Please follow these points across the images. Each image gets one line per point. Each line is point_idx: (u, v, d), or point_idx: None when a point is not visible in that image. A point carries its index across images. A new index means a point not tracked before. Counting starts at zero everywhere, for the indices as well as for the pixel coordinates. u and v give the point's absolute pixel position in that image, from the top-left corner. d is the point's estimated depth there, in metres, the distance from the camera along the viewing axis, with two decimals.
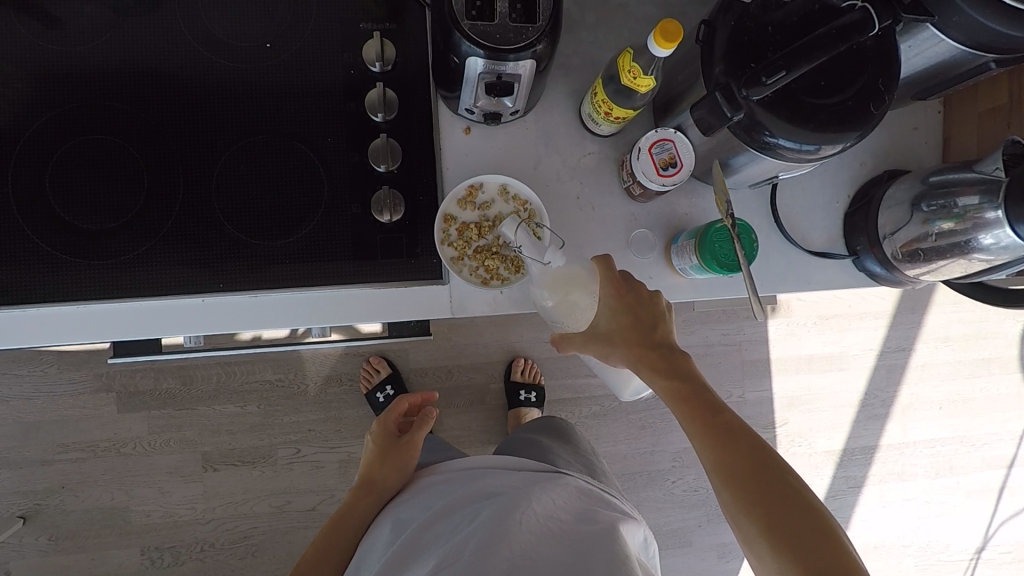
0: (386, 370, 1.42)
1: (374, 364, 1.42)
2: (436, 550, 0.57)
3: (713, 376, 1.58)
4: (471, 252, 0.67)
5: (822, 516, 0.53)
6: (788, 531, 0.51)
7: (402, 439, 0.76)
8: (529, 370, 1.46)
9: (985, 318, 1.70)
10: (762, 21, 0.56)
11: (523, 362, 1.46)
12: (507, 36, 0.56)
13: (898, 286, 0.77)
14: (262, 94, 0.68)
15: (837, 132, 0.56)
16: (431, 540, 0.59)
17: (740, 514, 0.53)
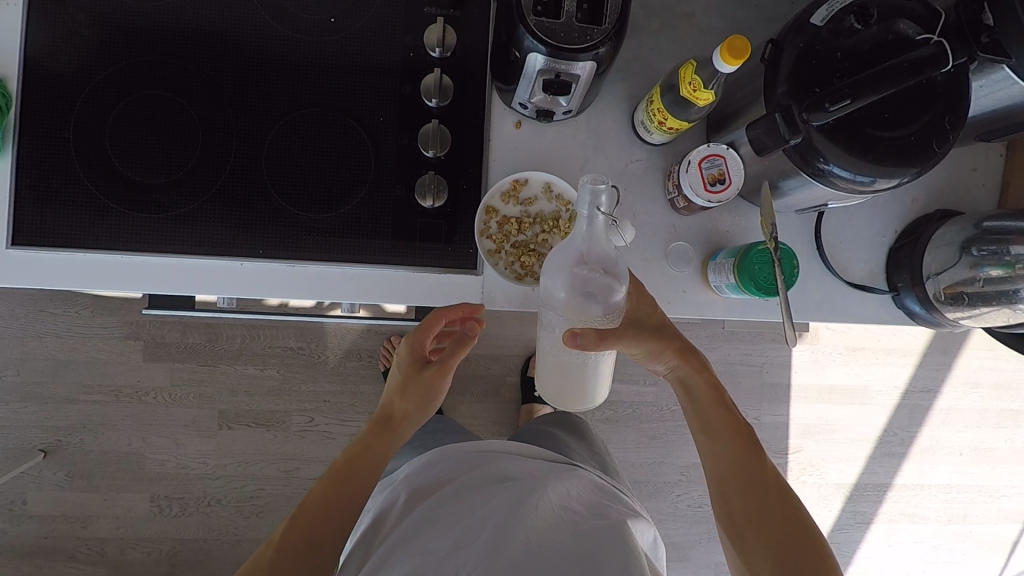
0: None
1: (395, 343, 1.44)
2: (452, 527, 0.57)
3: (730, 395, 1.57)
4: (509, 247, 0.67)
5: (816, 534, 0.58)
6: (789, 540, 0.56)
7: (432, 366, 0.68)
8: None
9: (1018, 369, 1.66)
10: (832, 45, 0.55)
11: None
12: (571, 36, 0.56)
13: (936, 328, 0.75)
14: (321, 68, 0.69)
15: (894, 166, 0.55)
16: (446, 514, 0.59)
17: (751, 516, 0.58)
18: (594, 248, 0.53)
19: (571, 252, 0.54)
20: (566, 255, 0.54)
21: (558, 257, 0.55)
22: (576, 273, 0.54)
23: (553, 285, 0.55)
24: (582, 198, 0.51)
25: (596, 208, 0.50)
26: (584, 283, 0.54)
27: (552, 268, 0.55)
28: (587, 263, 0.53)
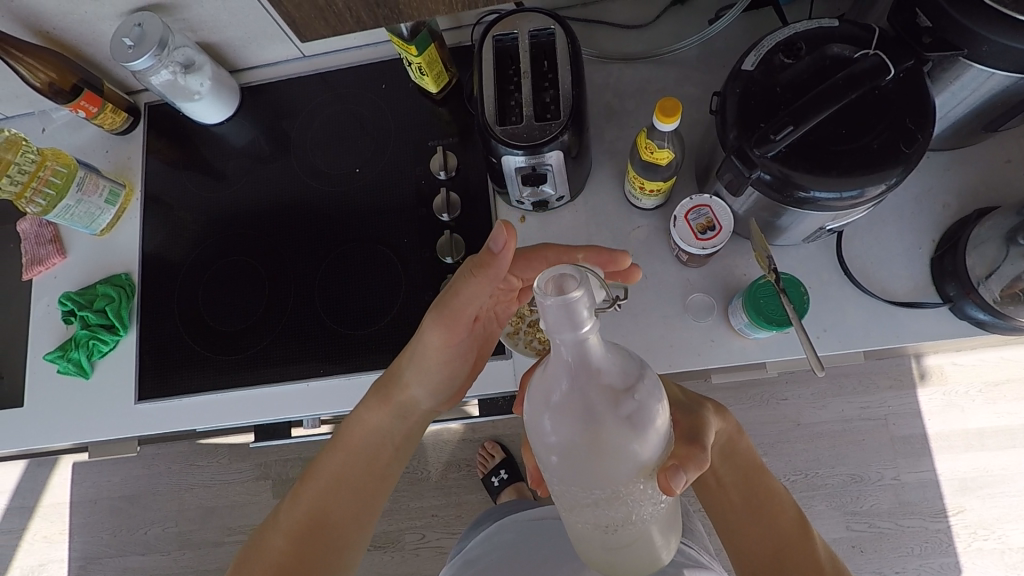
0: (500, 455, 1.48)
1: (489, 449, 1.50)
2: None
3: (858, 456, 1.41)
4: (525, 326, 0.72)
5: None
6: None
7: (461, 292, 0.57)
8: None
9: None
10: (769, 84, 0.58)
11: None
12: (533, 134, 0.65)
13: (1015, 334, 0.67)
14: (353, 209, 0.84)
15: (870, 176, 0.55)
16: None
17: None
18: (603, 371, 0.42)
19: (581, 399, 0.42)
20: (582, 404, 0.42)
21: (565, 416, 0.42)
22: (608, 413, 0.42)
23: (581, 454, 0.42)
24: (555, 330, 0.38)
25: (585, 328, 0.38)
26: (623, 421, 0.42)
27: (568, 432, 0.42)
28: (610, 395, 0.42)
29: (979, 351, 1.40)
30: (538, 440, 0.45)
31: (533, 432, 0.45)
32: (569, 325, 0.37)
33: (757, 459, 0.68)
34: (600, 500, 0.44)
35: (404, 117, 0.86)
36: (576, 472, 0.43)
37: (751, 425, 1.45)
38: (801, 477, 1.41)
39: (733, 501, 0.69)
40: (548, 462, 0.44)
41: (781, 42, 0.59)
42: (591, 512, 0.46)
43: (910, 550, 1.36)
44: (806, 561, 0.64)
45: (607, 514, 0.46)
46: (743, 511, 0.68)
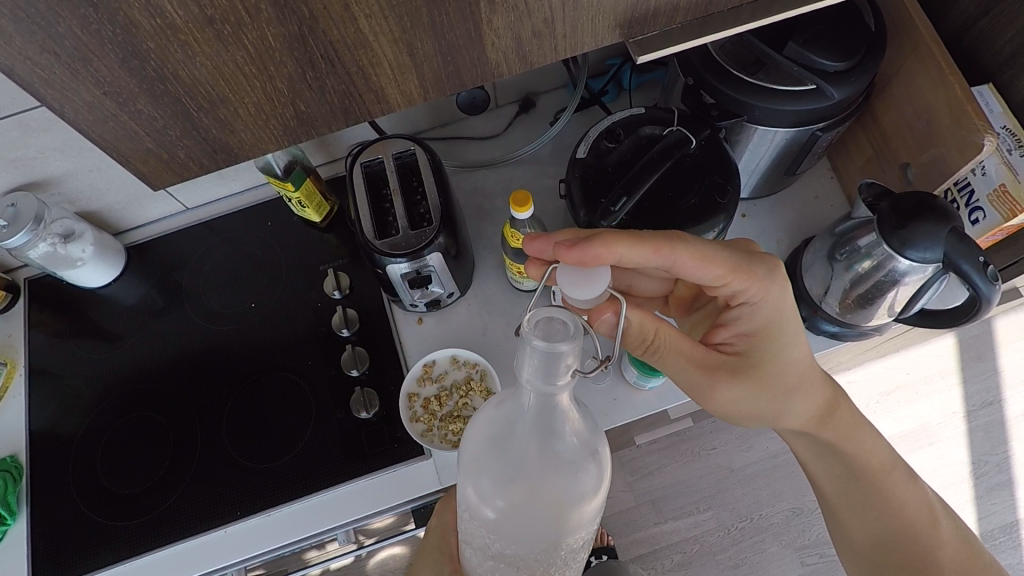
0: None
1: None
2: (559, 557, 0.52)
3: (793, 487, 1.46)
4: (438, 422, 0.74)
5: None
6: None
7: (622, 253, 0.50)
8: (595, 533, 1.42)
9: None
10: (600, 167, 0.68)
11: None
12: (411, 242, 0.70)
13: (863, 337, 0.78)
14: (253, 341, 0.85)
15: (700, 226, 0.65)
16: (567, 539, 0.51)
17: None
18: (567, 430, 0.45)
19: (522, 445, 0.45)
20: (541, 460, 0.45)
21: (504, 476, 0.46)
22: (535, 447, 0.45)
23: (524, 517, 0.46)
24: (531, 373, 0.41)
25: (564, 380, 0.42)
26: (552, 455, 0.45)
27: (508, 492, 0.46)
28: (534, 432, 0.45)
29: (866, 366, 1.53)
30: (463, 486, 0.48)
31: (467, 488, 0.48)
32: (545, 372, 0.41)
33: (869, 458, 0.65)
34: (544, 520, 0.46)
35: (293, 248, 0.90)
36: (512, 533, 0.48)
37: (689, 481, 1.48)
38: (749, 522, 1.44)
39: (834, 495, 0.68)
40: (513, 500, 0.46)
41: (603, 131, 0.70)
42: (519, 559, 0.50)
43: None
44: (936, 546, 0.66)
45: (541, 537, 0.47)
46: (847, 504, 0.67)
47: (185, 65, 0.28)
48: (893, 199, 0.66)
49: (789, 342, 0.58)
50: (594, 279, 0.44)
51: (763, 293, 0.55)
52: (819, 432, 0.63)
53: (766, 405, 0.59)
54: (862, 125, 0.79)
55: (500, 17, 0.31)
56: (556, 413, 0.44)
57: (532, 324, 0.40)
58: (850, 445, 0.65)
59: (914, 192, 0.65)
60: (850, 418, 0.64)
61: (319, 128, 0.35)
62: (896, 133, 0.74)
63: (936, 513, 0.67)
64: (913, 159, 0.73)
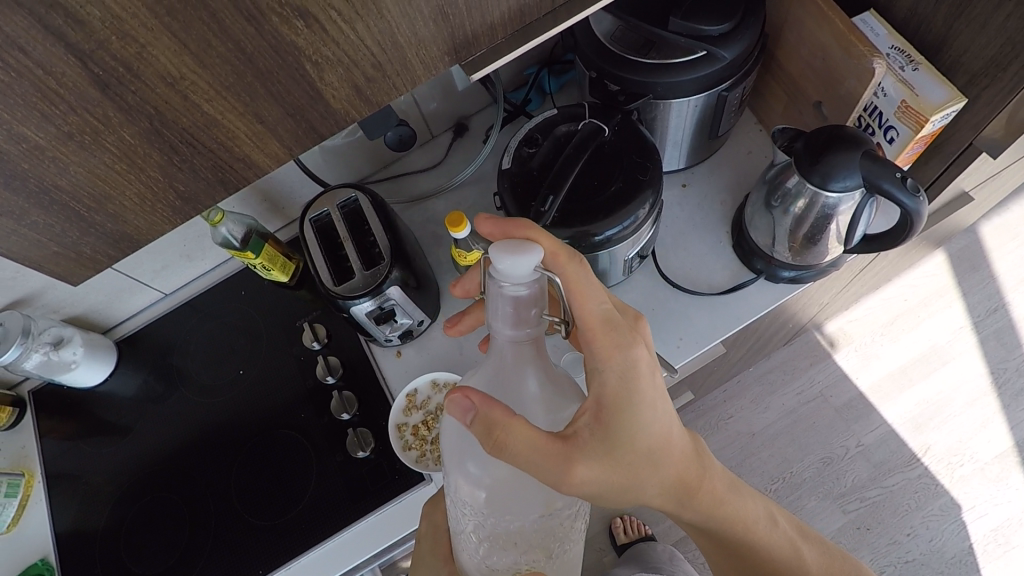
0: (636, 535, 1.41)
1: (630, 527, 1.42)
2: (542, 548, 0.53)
3: (817, 438, 1.46)
4: (430, 445, 0.77)
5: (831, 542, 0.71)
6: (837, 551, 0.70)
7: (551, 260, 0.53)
8: (631, 525, 1.43)
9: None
10: (526, 173, 0.72)
11: (623, 521, 1.44)
12: (367, 281, 0.74)
13: (821, 273, 0.80)
14: (249, 405, 0.89)
15: (634, 202, 0.68)
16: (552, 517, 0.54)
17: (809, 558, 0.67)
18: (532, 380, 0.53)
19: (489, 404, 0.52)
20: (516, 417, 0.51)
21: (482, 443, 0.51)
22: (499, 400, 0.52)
23: (506, 484, 0.51)
24: (496, 310, 0.49)
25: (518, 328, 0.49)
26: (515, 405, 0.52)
27: (486, 459, 0.51)
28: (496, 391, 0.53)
29: (861, 302, 1.54)
30: (451, 477, 0.53)
31: (453, 473, 0.52)
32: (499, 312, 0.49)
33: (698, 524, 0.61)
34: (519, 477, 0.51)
35: (271, 309, 0.94)
36: (501, 507, 0.51)
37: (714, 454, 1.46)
38: (781, 483, 1.42)
39: (708, 542, 0.65)
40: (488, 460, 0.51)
41: (521, 138, 0.74)
42: (514, 540, 0.52)
43: (909, 507, 1.37)
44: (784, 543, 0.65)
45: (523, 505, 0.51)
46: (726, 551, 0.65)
47: (60, 175, 0.32)
48: (805, 137, 0.68)
49: (648, 416, 0.52)
50: (519, 260, 0.45)
51: (606, 355, 0.52)
52: (678, 510, 0.59)
53: (627, 480, 0.52)
54: (772, 78, 0.83)
55: (330, 73, 0.34)
56: (529, 366, 0.53)
57: (501, 271, 0.46)
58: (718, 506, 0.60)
59: (824, 127, 0.67)
60: (712, 491, 0.59)
61: (204, 203, 0.39)
62: (802, 78, 0.77)
63: (777, 515, 0.67)
64: (824, 97, 0.76)
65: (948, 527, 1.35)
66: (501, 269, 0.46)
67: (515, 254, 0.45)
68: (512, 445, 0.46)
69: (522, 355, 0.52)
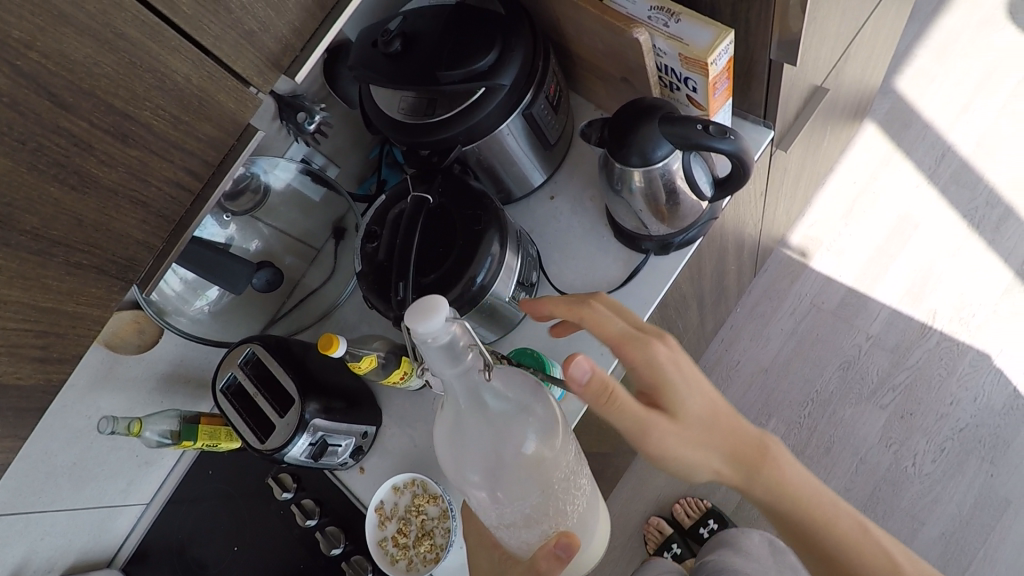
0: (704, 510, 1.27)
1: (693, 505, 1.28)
2: (558, 521, 0.58)
3: (828, 349, 1.33)
4: (413, 548, 0.77)
5: None
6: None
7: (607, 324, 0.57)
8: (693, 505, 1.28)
9: (972, 53, 1.45)
10: (379, 266, 0.72)
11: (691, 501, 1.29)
12: (287, 427, 0.75)
13: (703, 229, 0.79)
14: (252, 574, 0.90)
15: (484, 246, 0.68)
16: (564, 496, 0.57)
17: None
18: (503, 397, 0.53)
19: (468, 428, 0.53)
20: (496, 430, 0.53)
21: (469, 456, 0.54)
22: (478, 424, 0.53)
23: (503, 481, 0.54)
24: (436, 363, 0.47)
25: (463, 365, 0.48)
26: (491, 421, 0.53)
27: (478, 467, 0.54)
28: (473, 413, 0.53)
29: (813, 202, 1.42)
30: (455, 477, 0.56)
31: (459, 478, 0.56)
32: (444, 362, 0.47)
33: (789, 515, 0.63)
34: (517, 475, 0.54)
35: (235, 476, 0.95)
36: (505, 496, 0.55)
37: (737, 407, 1.33)
38: (812, 406, 1.30)
39: (799, 541, 0.64)
40: (483, 467, 0.54)
41: (363, 235, 0.74)
42: (529, 517, 0.57)
43: (941, 376, 1.27)
44: (883, 558, 0.63)
45: (527, 494, 0.55)
46: (810, 546, 0.64)
47: None
48: (603, 129, 0.70)
49: (690, 408, 0.58)
50: (428, 317, 0.44)
51: (633, 361, 0.56)
52: (747, 492, 0.62)
53: (693, 446, 0.58)
54: (581, 67, 0.82)
55: None
56: (490, 392, 0.52)
57: (417, 332, 0.44)
58: (798, 492, 0.62)
59: (620, 108, 0.68)
60: (777, 480, 0.61)
61: None
62: (600, 61, 0.76)
63: (868, 526, 0.65)
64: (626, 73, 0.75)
65: (988, 382, 1.25)
66: (416, 329, 0.44)
67: (427, 315, 0.44)
68: (621, 400, 0.53)
69: (480, 388, 0.51)
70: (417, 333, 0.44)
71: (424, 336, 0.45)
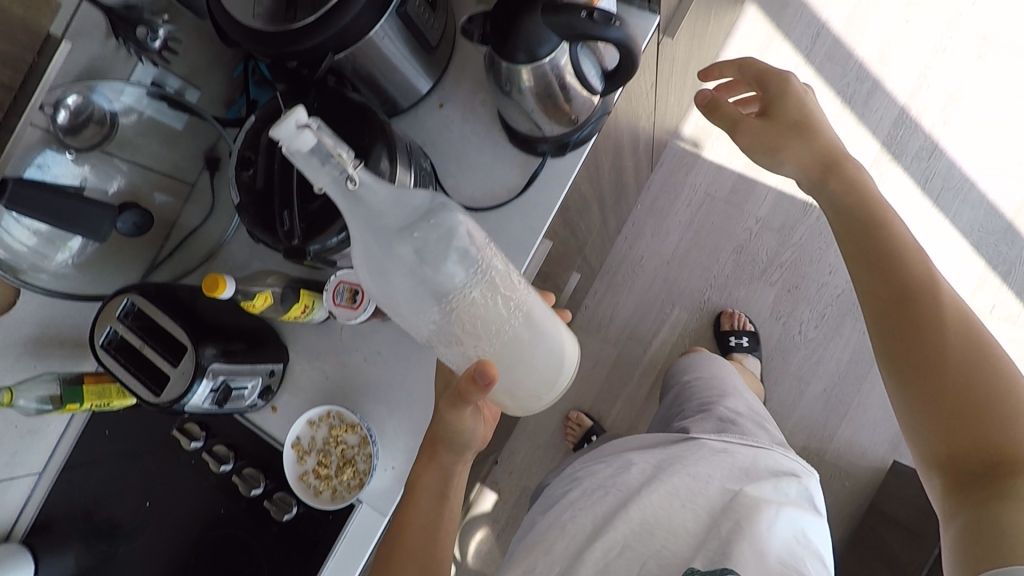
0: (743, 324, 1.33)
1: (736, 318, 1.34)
2: (492, 328, 0.65)
3: (722, 235, 1.38)
4: (335, 477, 0.78)
5: (988, 346, 0.60)
6: (982, 352, 0.60)
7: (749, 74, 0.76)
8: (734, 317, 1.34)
9: None
10: (259, 195, 0.67)
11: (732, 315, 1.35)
12: (183, 378, 0.70)
13: (596, 125, 0.78)
14: (175, 529, 0.87)
15: (372, 164, 0.64)
16: (488, 303, 0.65)
17: (939, 323, 0.61)
18: (389, 206, 0.61)
19: (375, 246, 0.61)
20: (394, 238, 0.61)
21: (386, 273, 0.62)
22: (380, 240, 0.61)
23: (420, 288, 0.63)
24: (312, 170, 0.54)
25: (337, 165, 0.54)
26: (389, 232, 0.61)
27: (393, 277, 0.62)
28: (372, 233, 0.61)
29: (703, 91, 1.42)
30: (391, 305, 0.65)
31: (392, 305, 0.65)
32: (312, 167, 0.54)
33: (851, 245, 0.68)
34: (430, 279, 0.62)
35: (138, 435, 0.89)
36: (428, 304, 0.63)
37: (643, 299, 1.39)
38: (710, 290, 1.38)
39: (849, 257, 0.68)
40: (399, 279, 0.62)
41: (235, 163, 0.68)
42: (462, 326, 0.64)
43: (820, 250, 1.35)
44: (930, 294, 0.63)
45: (447, 299, 0.63)
46: (880, 256, 0.66)
47: None
48: (485, 23, 0.65)
49: (854, 166, 0.70)
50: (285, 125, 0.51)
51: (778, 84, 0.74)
52: (844, 206, 0.69)
53: (799, 122, 0.72)
54: None
55: None
56: (371, 196, 0.59)
57: (280, 139, 0.51)
58: (884, 232, 0.66)
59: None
60: (856, 180, 0.69)
61: None
62: None
63: (970, 320, 0.62)
64: None
65: None
66: (278, 135, 0.51)
67: (280, 124, 0.51)
68: (728, 113, 0.74)
69: (361, 195, 0.58)
70: (279, 138, 0.51)
71: (287, 141, 0.51)
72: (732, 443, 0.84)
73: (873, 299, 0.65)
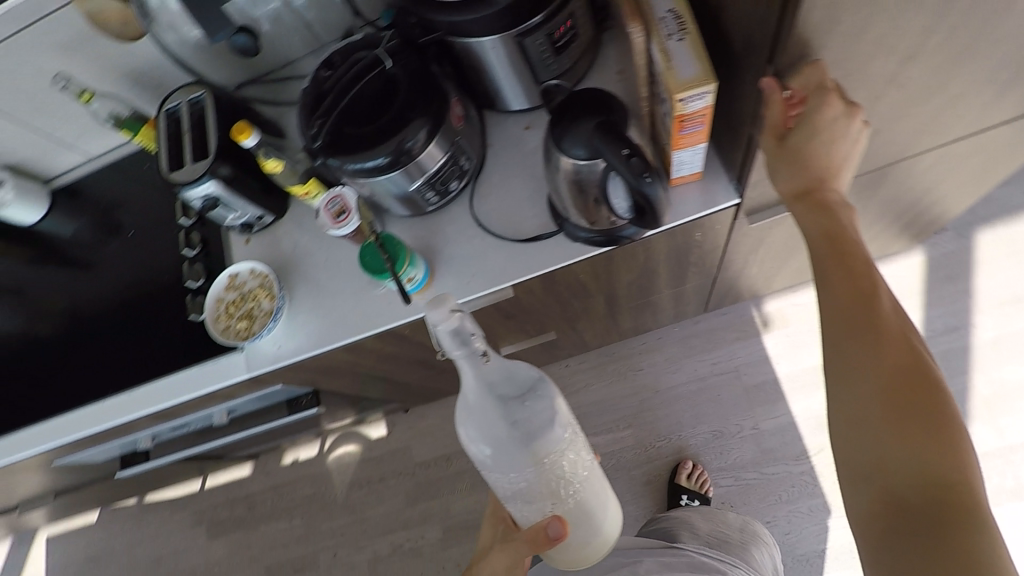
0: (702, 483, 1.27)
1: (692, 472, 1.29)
2: (561, 484, 0.66)
3: (716, 411, 1.34)
4: (235, 319, 0.90)
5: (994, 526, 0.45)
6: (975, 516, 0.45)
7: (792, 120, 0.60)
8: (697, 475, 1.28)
9: None
10: (319, 96, 0.77)
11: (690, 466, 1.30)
12: (189, 173, 0.84)
13: (618, 238, 0.78)
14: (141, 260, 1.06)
15: (399, 134, 0.71)
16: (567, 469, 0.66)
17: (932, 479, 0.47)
18: (501, 374, 0.61)
19: (483, 412, 0.61)
20: (502, 405, 0.61)
21: (491, 434, 0.62)
22: (489, 409, 0.60)
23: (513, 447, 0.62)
24: (455, 353, 0.53)
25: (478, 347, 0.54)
26: (497, 400, 0.61)
27: (493, 443, 0.62)
28: (480, 404, 0.60)
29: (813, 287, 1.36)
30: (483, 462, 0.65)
31: (491, 469, 0.65)
32: (460, 350, 0.53)
33: (848, 357, 0.54)
34: (528, 450, 0.62)
35: None
36: (519, 465, 0.63)
37: (613, 399, 1.40)
38: (668, 442, 1.35)
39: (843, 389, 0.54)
40: (497, 445, 0.62)
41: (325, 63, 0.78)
42: (544, 483, 0.65)
43: (778, 497, 1.26)
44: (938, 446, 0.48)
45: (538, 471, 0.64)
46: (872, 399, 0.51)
47: None
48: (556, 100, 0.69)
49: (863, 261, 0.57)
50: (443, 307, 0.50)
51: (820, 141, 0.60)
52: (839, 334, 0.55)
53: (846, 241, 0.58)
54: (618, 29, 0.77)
55: None
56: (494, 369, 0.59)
57: (433, 321, 0.50)
58: (877, 336, 0.53)
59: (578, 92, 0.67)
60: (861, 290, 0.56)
61: None
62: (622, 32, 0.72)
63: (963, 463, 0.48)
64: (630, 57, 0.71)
65: (809, 528, 1.23)
66: (437, 322, 0.50)
67: (437, 308, 0.50)
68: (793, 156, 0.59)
69: (484, 370, 0.58)
70: (436, 322, 0.50)
71: (445, 327, 0.50)
72: (707, 560, 0.87)
73: (879, 374, 0.52)
